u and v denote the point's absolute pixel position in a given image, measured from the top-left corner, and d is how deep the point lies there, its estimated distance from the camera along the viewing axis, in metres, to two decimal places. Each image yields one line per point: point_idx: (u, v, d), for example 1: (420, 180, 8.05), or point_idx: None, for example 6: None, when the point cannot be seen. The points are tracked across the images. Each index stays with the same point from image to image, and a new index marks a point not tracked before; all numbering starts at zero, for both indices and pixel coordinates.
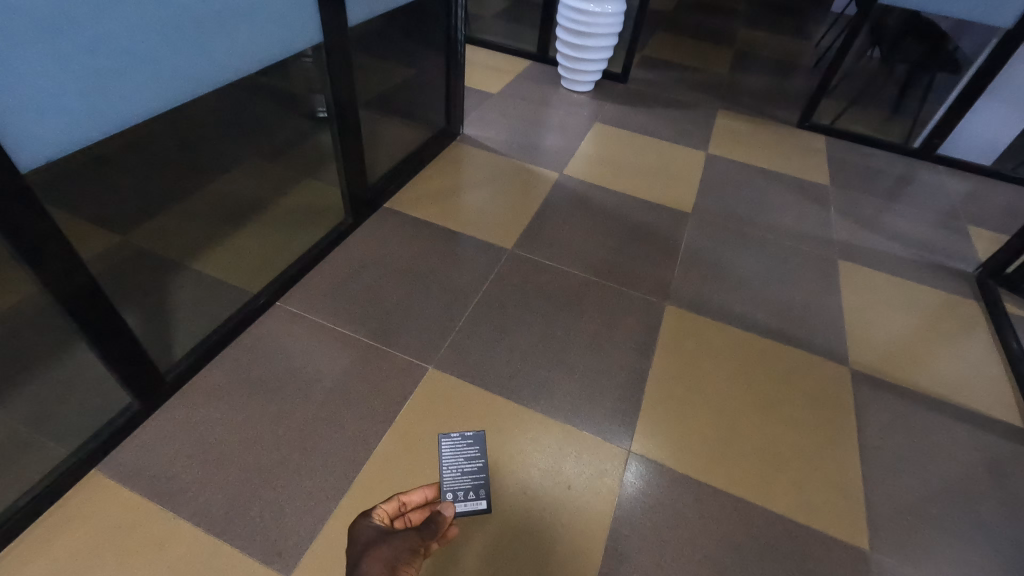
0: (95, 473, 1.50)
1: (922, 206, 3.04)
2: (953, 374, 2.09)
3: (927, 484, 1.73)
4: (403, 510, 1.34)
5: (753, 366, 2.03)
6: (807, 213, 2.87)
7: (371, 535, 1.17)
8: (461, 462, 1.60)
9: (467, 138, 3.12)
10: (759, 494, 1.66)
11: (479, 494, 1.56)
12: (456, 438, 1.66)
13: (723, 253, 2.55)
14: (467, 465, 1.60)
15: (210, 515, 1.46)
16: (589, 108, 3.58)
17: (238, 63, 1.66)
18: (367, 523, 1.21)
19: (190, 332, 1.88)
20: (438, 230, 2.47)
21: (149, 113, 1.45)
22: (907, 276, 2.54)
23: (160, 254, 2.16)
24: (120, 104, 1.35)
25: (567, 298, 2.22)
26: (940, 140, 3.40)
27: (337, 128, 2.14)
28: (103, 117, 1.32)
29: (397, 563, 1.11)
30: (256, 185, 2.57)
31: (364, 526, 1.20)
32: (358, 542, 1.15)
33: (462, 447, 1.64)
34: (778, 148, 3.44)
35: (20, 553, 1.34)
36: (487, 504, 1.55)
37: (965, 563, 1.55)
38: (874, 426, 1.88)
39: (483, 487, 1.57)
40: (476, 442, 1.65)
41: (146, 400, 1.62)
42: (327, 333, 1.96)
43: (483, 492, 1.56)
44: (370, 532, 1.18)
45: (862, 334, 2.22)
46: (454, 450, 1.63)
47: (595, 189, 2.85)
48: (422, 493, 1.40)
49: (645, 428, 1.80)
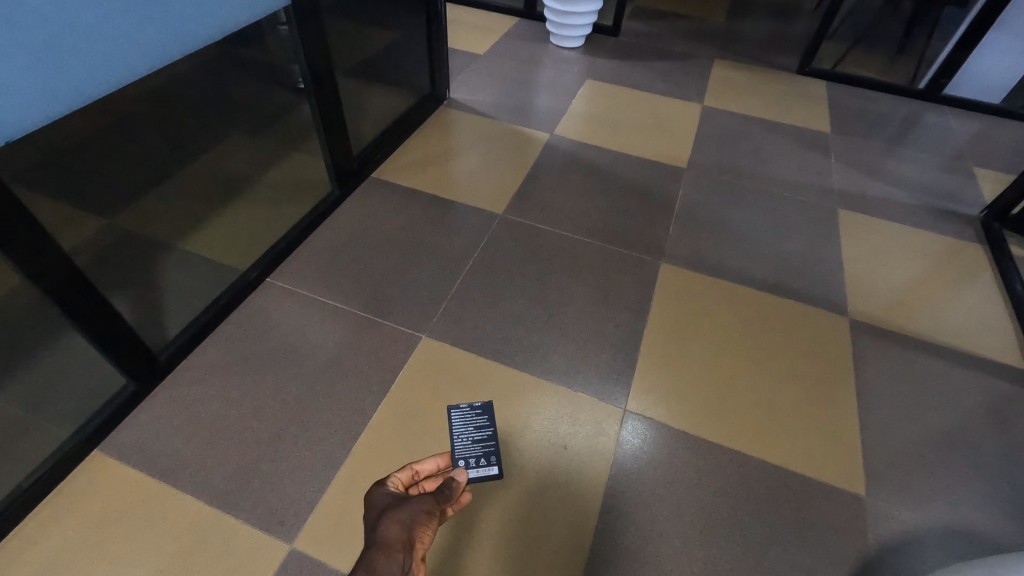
0: (98, 453, 1.53)
1: (927, 150, 2.94)
2: (954, 318, 2.07)
3: (926, 429, 1.72)
4: (416, 478, 1.29)
5: (751, 321, 2.01)
6: (807, 162, 2.79)
7: (387, 500, 1.15)
8: (471, 431, 1.61)
9: (454, 102, 3.03)
10: (756, 446, 1.66)
11: (490, 460, 1.56)
12: (465, 408, 1.67)
13: (720, 208, 2.49)
14: (477, 433, 1.60)
15: (211, 488, 1.48)
16: (580, 65, 3.46)
17: (198, 29, 1.59)
18: (382, 491, 1.18)
19: (182, 312, 1.88)
20: (428, 198, 2.43)
21: (108, 86, 1.40)
22: (909, 222, 2.48)
23: (147, 236, 2.14)
24: (75, 78, 1.30)
25: (560, 260, 2.19)
26: (947, 80, 3.28)
27: (315, 97, 2.06)
28: (59, 92, 1.28)
29: (414, 524, 1.07)
30: (241, 161, 2.52)
31: (379, 493, 1.18)
32: (374, 508, 1.13)
33: (472, 417, 1.65)
34: (777, 96, 3.32)
35: (30, 532, 1.37)
36: (499, 470, 1.55)
37: (962, 505, 1.56)
38: (873, 374, 1.86)
39: (494, 453, 1.57)
40: (485, 412, 1.66)
41: (142, 381, 1.63)
42: (319, 306, 1.95)
43: (495, 458, 1.56)
44: (385, 498, 1.16)
45: (862, 283, 2.18)
46: (464, 420, 1.64)
47: (587, 148, 2.78)
48: (433, 462, 1.35)
49: (642, 386, 1.79)
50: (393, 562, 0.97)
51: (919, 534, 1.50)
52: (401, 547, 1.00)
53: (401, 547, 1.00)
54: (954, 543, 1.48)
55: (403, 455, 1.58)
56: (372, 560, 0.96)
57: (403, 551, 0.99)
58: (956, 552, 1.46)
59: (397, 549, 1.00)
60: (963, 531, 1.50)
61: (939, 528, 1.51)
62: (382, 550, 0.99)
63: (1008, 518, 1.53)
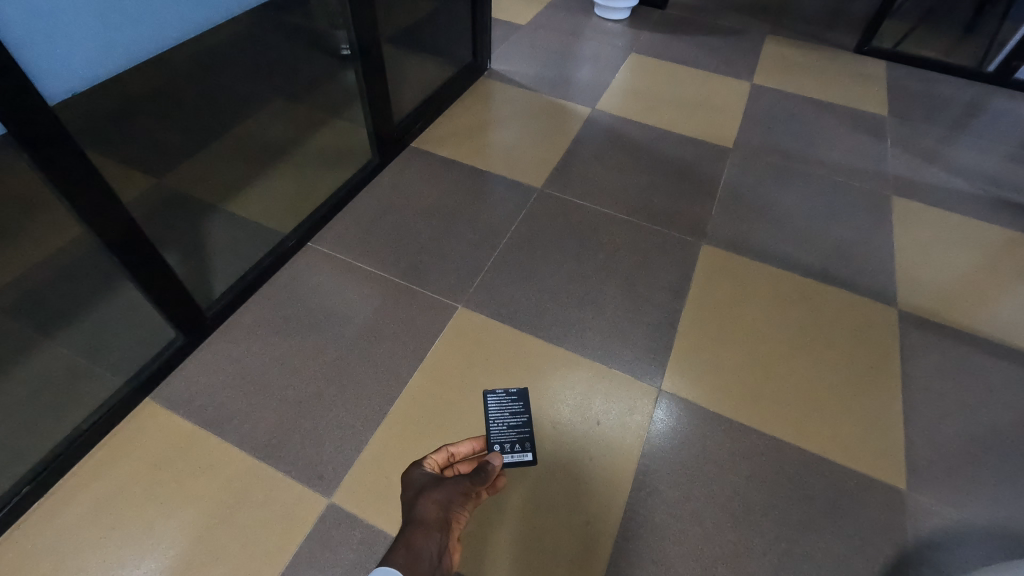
0: (149, 402, 1.60)
1: (993, 138, 2.76)
2: (1013, 316, 1.96)
3: (975, 426, 1.66)
4: (451, 460, 1.33)
5: (793, 309, 1.94)
6: (861, 147, 2.66)
7: (424, 480, 1.19)
8: (507, 417, 1.60)
9: (494, 72, 2.98)
10: (793, 434, 1.63)
11: (524, 447, 1.55)
12: (501, 395, 1.66)
13: (766, 190, 2.40)
14: (512, 419, 1.60)
15: (255, 441, 1.54)
16: (625, 38, 3.36)
17: None
18: (420, 471, 1.22)
19: (227, 270, 1.92)
20: (466, 170, 2.41)
21: None
22: (968, 213, 2.35)
23: (193, 196, 2.19)
24: None
25: (599, 237, 2.15)
26: (1021, 62, 3.02)
27: (361, 65, 2.05)
28: None
29: (451, 504, 1.11)
30: (284, 127, 2.54)
31: (417, 473, 1.22)
32: (412, 487, 1.18)
33: (507, 403, 1.64)
34: (832, 76, 3.16)
35: (87, 471, 1.46)
36: (532, 456, 1.54)
37: (1009, 505, 1.50)
38: (922, 367, 1.80)
39: (529, 440, 1.56)
40: (520, 398, 1.65)
41: (190, 335, 1.68)
42: (357, 272, 1.98)
43: (529, 445, 1.56)
44: (423, 477, 1.20)
45: (912, 273, 2.09)
46: (500, 406, 1.63)
47: (630, 124, 2.71)
48: (469, 445, 1.39)
49: (676, 367, 1.77)
50: (431, 541, 1.01)
51: (960, 531, 1.46)
52: (437, 526, 1.05)
53: (438, 526, 1.05)
54: (999, 542, 1.44)
55: (431, 431, 1.59)
56: (411, 536, 1.00)
57: (439, 531, 1.04)
58: (998, 551, 1.42)
59: (434, 528, 1.04)
60: (1008, 531, 1.46)
61: (981, 527, 1.46)
62: (419, 526, 1.03)
63: None
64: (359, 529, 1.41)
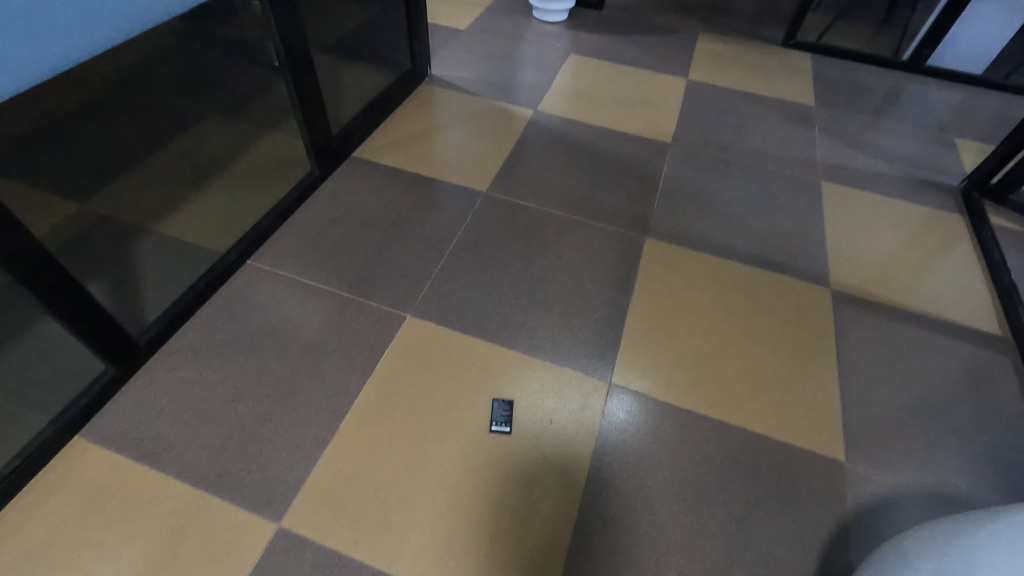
0: (79, 439, 1.51)
1: (911, 122, 2.93)
2: (934, 288, 2.09)
3: (904, 394, 1.76)
4: None
5: (734, 296, 2.01)
6: (792, 136, 2.78)
7: None
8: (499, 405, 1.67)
9: (436, 78, 2.97)
10: (738, 417, 1.68)
11: (504, 420, 1.64)
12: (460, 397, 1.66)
13: (705, 182, 2.48)
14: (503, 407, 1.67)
15: (197, 471, 1.47)
16: (564, 39, 3.40)
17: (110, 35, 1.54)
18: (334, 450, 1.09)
19: (160, 297, 1.84)
20: (410, 177, 2.39)
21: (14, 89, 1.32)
22: (891, 193, 2.49)
23: (121, 218, 2.08)
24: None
25: (545, 237, 2.17)
26: (930, 51, 3.26)
27: (291, 77, 2.01)
28: None
29: None
30: (218, 143, 2.45)
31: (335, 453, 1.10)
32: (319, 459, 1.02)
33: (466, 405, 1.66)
34: (763, 70, 3.29)
35: (10, 519, 1.36)
36: (510, 428, 1.62)
37: (938, 466, 1.60)
38: (854, 343, 1.89)
39: (508, 414, 1.65)
40: (480, 391, 1.70)
41: (121, 365, 1.60)
42: (301, 287, 1.93)
43: (507, 418, 1.64)
44: None
45: (843, 254, 2.20)
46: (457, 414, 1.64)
47: (572, 124, 2.74)
48: None
49: (626, 359, 1.81)
50: None
51: (896, 495, 1.54)
52: None
53: None
54: (931, 501, 1.52)
55: (382, 445, 1.56)
56: None
57: None
58: (930, 511, 1.51)
59: None
60: (937, 490, 1.55)
61: (915, 490, 1.54)
62: None
63: (983, 478, 1.57)
64: (311, 550, 1.37)
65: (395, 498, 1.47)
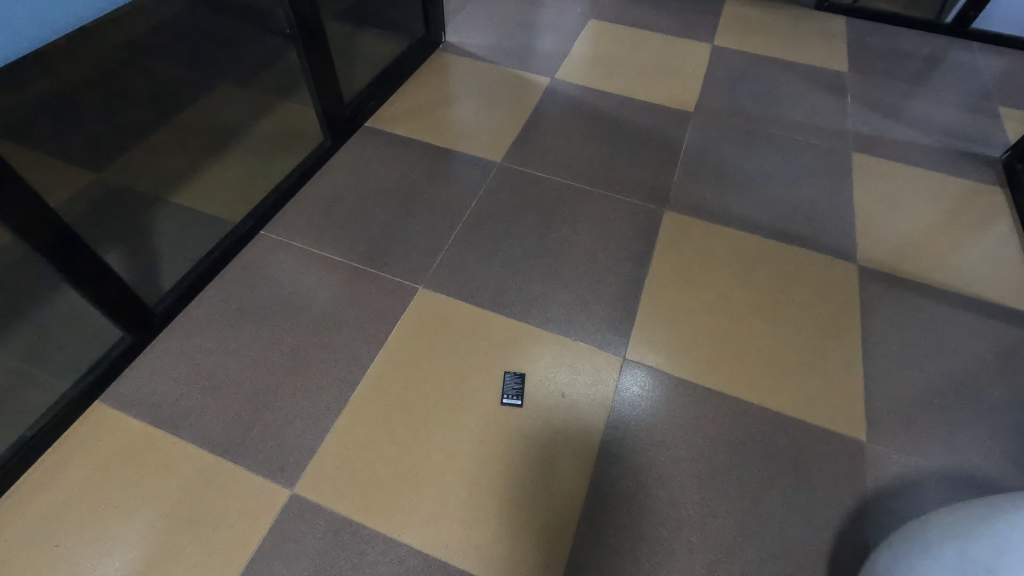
0: (99, 404, 1.54)
1: (952, 90, 2.77)
2: (968, 265, 1.99)
3: (932, 375, 1.69)
4: None
5: (755, 271, 1.95)
6: (822, 105, 2.64)
7: None
8: (510, 379, 1.65)
9: (450, 45, 2.89)
10: (755, 395, 1.64)
11: (515, 393, 1.62)
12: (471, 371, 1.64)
13: (729, 153, 2.38)
14: (515, 381, 1.65)
15: (211, 437, 1.50)
16: (585, 3, 3.26)
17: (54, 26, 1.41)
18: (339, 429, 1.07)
19: (175, 267, 1.85)
20: (423, 147, 2.34)
21: None
22: (927, 166, 2.37)
23: (137, 188, 2.08)
24: None
25: (560, 210, 2.12)
26: (977, 12, 3.04)
27: (302, 44, 1.96)
28: None
29: None
30: (231, 112, 2.42)
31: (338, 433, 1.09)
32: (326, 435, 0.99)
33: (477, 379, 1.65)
34: (794, 35, 3.12)
35: (35, 479, 1.41)
36: (521, 401, 1.61)
37: (964, 448, 1.54)
38: (881, 321, 1.82)
39: (520, 388, 1.63)
40: (491, 364, 1.68)
41: (137, 333, 1.62)
42: (313, 258, 1.92)
43: (518, 391, 1.63)
44: None
45: (872, 228, 2.10)
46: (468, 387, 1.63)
47: (591, 93, 2.65)
48: None
49: (641, 334, 1.77)
50: None
51: (917, 477, 1.49)
52: None
53: None
54: (954, 484, 1.48)
55: (394, 415, 1.57)
56: None
57: None
58: (952, 493, 1.46)
59: None
60: (962, 472, 1.50)
61: (938, 471, 1.50)
62: None
63: (1011, 461, 1.52)
64: (323, 516, 1.39)
65: (406, 468, 1.48)
